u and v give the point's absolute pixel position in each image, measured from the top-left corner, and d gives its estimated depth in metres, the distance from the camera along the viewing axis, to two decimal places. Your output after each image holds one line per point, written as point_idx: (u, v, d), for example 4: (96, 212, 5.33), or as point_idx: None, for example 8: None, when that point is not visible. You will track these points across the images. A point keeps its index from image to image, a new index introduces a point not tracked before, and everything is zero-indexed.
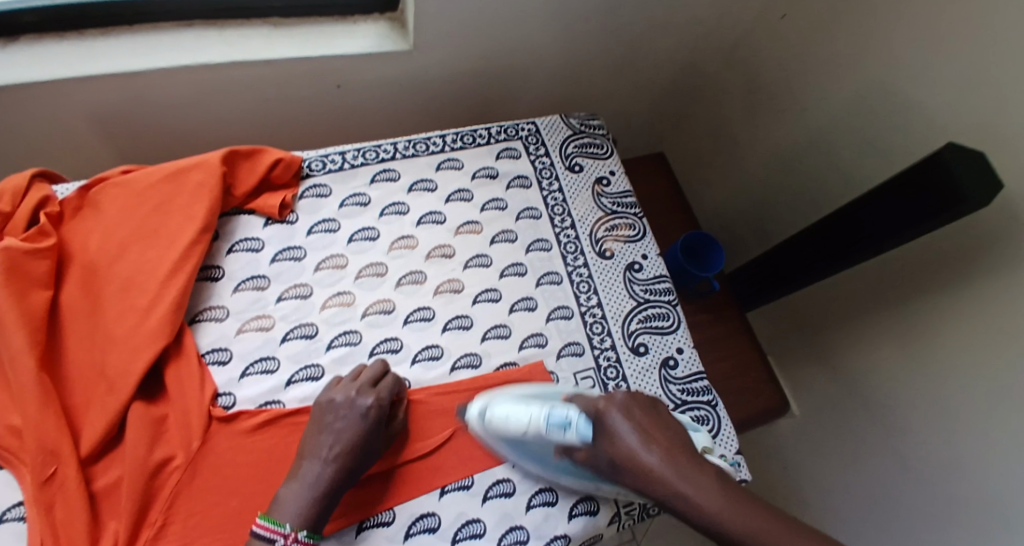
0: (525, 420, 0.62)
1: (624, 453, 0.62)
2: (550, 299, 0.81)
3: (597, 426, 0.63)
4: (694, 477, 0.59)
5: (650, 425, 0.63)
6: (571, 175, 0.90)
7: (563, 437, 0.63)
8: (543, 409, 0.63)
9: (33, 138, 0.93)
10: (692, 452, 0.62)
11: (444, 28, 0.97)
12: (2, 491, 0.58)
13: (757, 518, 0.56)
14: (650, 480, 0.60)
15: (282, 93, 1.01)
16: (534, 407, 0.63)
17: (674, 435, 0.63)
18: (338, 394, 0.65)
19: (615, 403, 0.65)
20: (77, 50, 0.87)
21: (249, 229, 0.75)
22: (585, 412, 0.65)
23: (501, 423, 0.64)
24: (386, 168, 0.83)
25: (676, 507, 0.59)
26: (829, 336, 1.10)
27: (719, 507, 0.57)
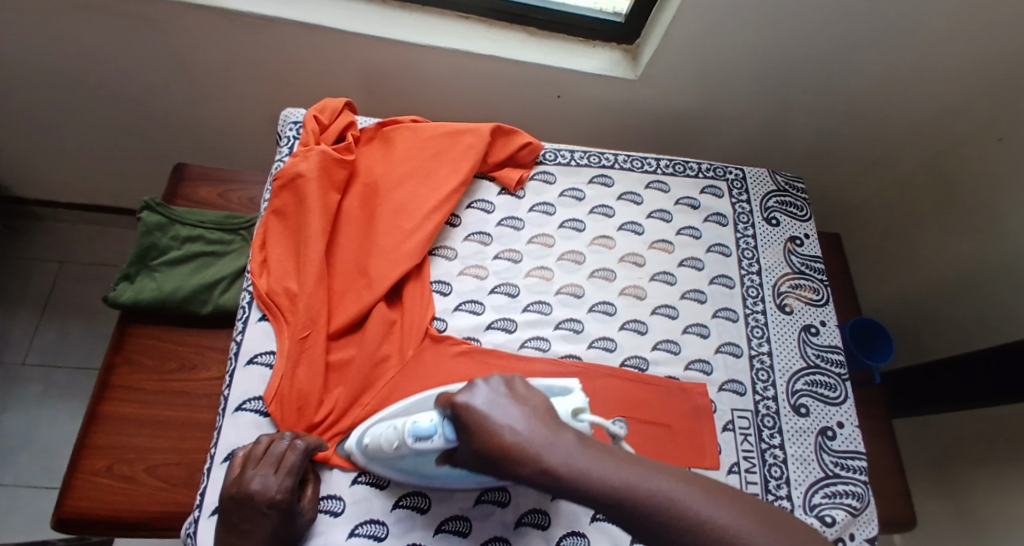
0: (392, 435, 0.60)
1: (486, 440, 0.54)
2: (723, 333, 0.85)
3: (457, 424, 0.57)
4: (563, 440, 0.53)
5: (513, 402, 0.56)
6: (767, 227, 0.94)
7: (429, 445, 0.58)
8: (407, 420, 0.60)
9: (308, 82, 1.10)
10: (557, 416, 0.57)
11: (674, 70, 1.07)
12: (260, 338, 0.68)
13: (629, 466, 0.52)
14: (514, 460, 0.53)
15: (514, 92, 1.13)
16: (399, 423, 0.60)
17: (539, 403, 0.57)
18: (236, 488, 0.58)
19: (479, 390, 0.57)
20: (374, 14, 1.03)
21: (486, 193, 0.86)
22: (446, 410, 0.58)
23: (375, 444, 0.61)
24: (603, 173, 0.92)
25: (536, 477, 0.52)
26: (976, 465, 1.06)
27: (584, 466, 0.52)
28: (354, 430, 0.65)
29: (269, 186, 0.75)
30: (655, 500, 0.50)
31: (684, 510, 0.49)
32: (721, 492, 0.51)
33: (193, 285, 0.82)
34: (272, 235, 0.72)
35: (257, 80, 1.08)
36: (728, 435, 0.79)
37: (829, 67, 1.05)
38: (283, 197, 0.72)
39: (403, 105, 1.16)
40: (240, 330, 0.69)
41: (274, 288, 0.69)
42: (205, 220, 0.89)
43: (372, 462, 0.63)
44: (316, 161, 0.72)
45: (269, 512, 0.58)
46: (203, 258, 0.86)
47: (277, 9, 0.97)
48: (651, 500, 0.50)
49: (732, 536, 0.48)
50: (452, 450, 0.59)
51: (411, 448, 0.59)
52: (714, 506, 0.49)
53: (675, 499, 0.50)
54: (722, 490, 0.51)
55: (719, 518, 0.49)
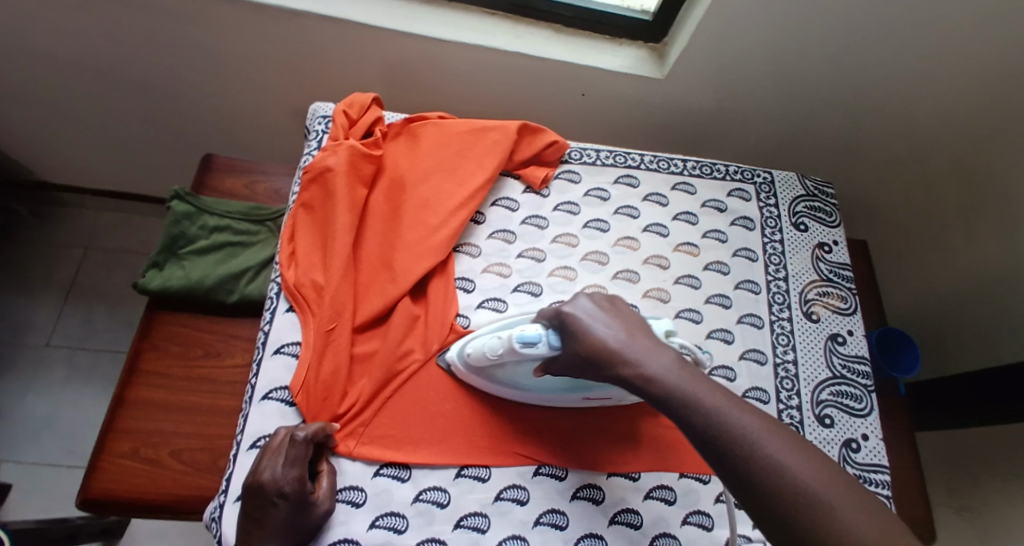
0: (497, 344, 0.63)
1: (592, 344, 0.59)
2: (747, 338, 0.84)
3: (564, 332, 0.61)
4: (660, 355, 0.59)
5: (616, 316, 0.61)
6: (795, 232, 0.92)
7: (534, 351, 0.62)
8: (512, 330, 0.63)
9: (335, 74, 1.11)
10: (654, 335, 0.61)
11: (702, 70, 1.06)
12: (286, 329, 0.69)
13: (714, 395, 0.56)
14: (616, 362, 0.58)
15: (538, 88, 1.13)
16: (505, 334, 0.64)
17: (636, 322, 0.62)
18: (248, 480, 0.59)
19: (583, 304, 0.62)
20: (402, 8, 1.04)
21: (511, 191, 0.86)
22: (552, 320, 0.62)
23: (476, 354, 0.66)
24: (629, 174, 0.91)
25: (633, 381, 0.58)
26: (999, 481, 1.04)
27: (679, 381, 0.57)
28: (455, 344, 0.69)
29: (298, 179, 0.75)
30: (744, 433, 0.53)
31: (761, 446, 0.52)
32: (792, 439, 0.54)
33: (220, 274, 0.83)
34: (300, 228, 0.72)
35: (284, 72, 1.09)
36: None
37: (861, 71, 1.03)
38: (312, 191, 0.73)
39: (427, 99, 1.17)
40: (268, 320, 0.69)
41: (301, 280, 0.70)
42: (233, 211, 0.90)
43: (473, 374, 0.68)
44: (345, 156, 0.73)
45: (279, 503, 0.58)
46: (230, 248, 0.87)
47: (307, 2, 0.98)
48: (738, 430, 0.53)
49: (800, 481, 0.50)
50: (551, 360, 0.63)
51: (515, 353, 0.62)
52: (791, 452, 0.52)
53: (758, 435, 0.53)
54: (800, 444, 0.53)
55: (793, 466, 0.51)
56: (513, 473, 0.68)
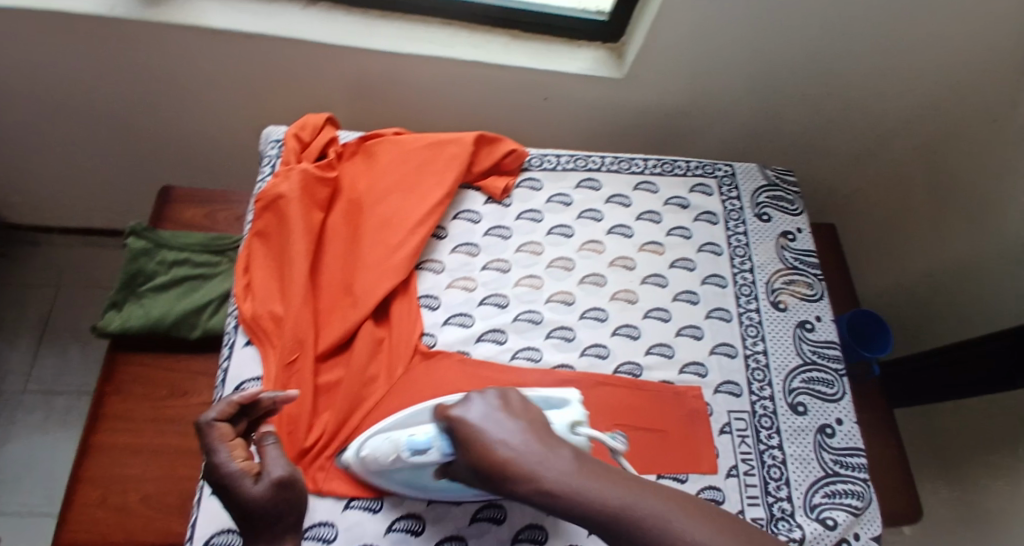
0: (389, 452, 0.60)
1: (480, 455, 0.53)
2: (717, 333, 0.84)
3: (453, 438, 0.56)
4: (555, 453, 0.51)
5: (512, 415, 0.55)
6: (759, 224, 0.93)
7: (425, 459, 0.58)
8: (404, 433, 0.60)
9: (294, 95, 1.09)
10: (554, 432, 0.55)
11: (661, 67, 1.06)
12: (247, 365, 0.67)
13: (619, 486, 0.50)
14: (506, 476, 0.51)
15: (499, 96, 1.12)
16: (397, 435, 0.60)
17: (533, 418, 0.55)
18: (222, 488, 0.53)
19: (476, 405, 0.56)
20: (356, 23, 1.02)
21: (472, 203, 0.85)
22: (443, 424, 0.57)
23: (371, 459, 0.61)
24: (591, 177, 0.91)
25: (526, 494, 0.50)
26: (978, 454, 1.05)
27: (579, 486, 0.49)
28: (355, 441, 0.64)
29: (251, 208, 0.75)
30: (662, 520, 0.47)
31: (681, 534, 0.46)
32: (712, 519, 0.48)
33: (180, 310, 0.83)
34: (257, 257, 0.72)
35: (239, 95, 1.07)
36: (726, 437, 0.78)
37: (820, 58, 1.03)
38: (265, 218, 0.72)
39: (387, 114, 1.16)
40: (227, 357, 0.68)
41: (258, 312, 0.68)
42: (191, 242, 0.90)
43: (372, 476, 0.62)
44: (298, 180, 0.72)
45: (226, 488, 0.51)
46: (190, 281, 0.87)
47: (257, 25, 0.97)
48: (660, 528, 0.46)
49: None
50: (448, 464, 0.58)
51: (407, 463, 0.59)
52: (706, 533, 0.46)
53: (672, 523, 0.47)
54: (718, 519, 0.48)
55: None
56: (488, 491, 0.67)
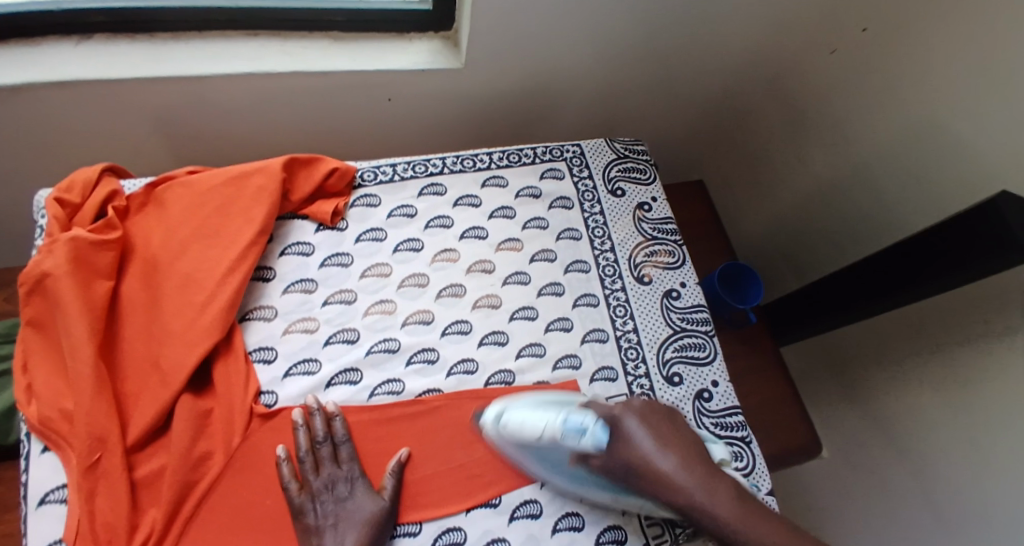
0: (541, 426, 0.64)
1: (643, 460, 0.64)
2: (586, 321, 0.81)
3: (614, 431, 0.65)
4: (715, 491, 0.62)
5: (666, 433, 0.66)
6: (613, 199, 0.90)
7: (577, 443, 0.65)
8: (558, 414, 0.65)
9: (96, 136, 0.97)
10: (710, 460, 0.66)
11: (497, 50, 1.00)
12: (47, 475, 0.61)
13: (770, 528, 0.61)
14: (665, 488, 0.63)
15: (332, 105, 1.04)
16: (548, 413, 0.65)
17: (690, 441, 0.66)
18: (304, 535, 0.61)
19: (631, 410, 0.67)
20: (147, 49, 0.92)
21: (301, 233, 0.78)
22: (601, 415, 0.66)
23: (516, 429, 0.65)
24: (433, 182, 0.85)
25: (697, 516, 0.62)
26: (873, 375, 1.06)
27: (737, 517, 0.61)
28: (493, 405, 0.68)
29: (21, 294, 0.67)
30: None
31: None
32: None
33: None
34: (38, 349, 0.65)
35: (28, 146, 0.95)
36: None
37: (654, 15, 1.01)
38: (35, 303, 0.65)
39: (213, 142, 1.05)
40: (25, 470, 0.62)
41: (46, 414, 0.62)
42: None
43: (514, 448, 0.66)
44: (65, 254, 0.65)
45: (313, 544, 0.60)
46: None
47: (30, 72, 0.86)
48: None
49: None
50: (591, 455, 0.65)
51: (560, 444, 0.65)
52: None
53: None
54: None
55: None
56: None
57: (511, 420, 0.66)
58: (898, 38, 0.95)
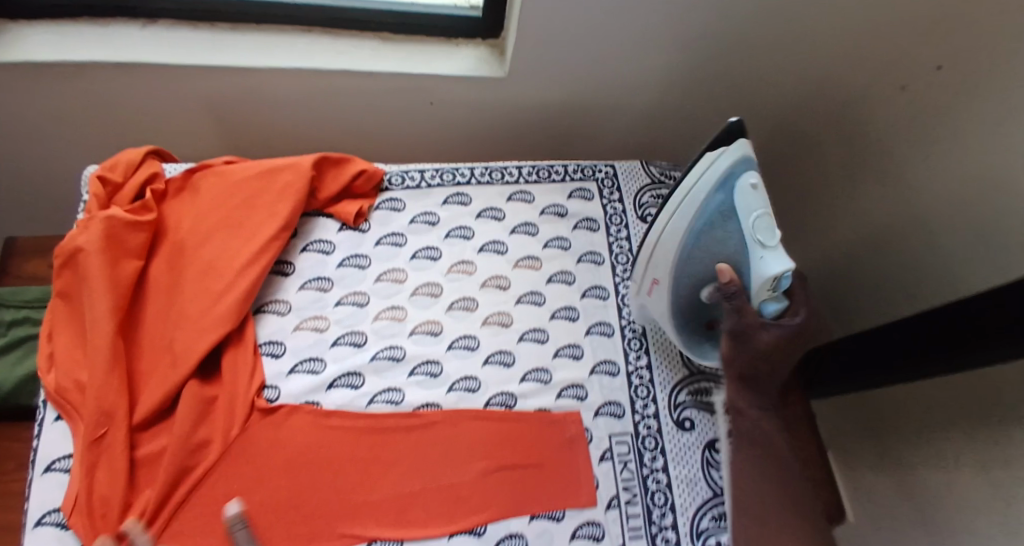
0: (767, 230, 0.64)
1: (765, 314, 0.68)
2: (598, 351, 0.78)
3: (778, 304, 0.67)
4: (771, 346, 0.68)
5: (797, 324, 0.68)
6: (642, 226, 0.87)
7: (768, 272, 0.64)
8: (777, 248, 0.65)
9: (156, 120, 1.02)
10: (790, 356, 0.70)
11: (542, 62, 0.99)
12: (55, 444, 0.64)
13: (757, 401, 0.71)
14: (765, 325, 0.67)
15: (377, 105, 1.05)
16: (770, 229, 0.64)
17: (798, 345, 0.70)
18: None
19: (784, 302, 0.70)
20: (205, 38, 0.95)
21: (323, 232, 0.79)
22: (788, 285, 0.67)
23: (743, 198, 0.63)
24: (459, 191, 0.85)
25: (757, 333, 0.67)
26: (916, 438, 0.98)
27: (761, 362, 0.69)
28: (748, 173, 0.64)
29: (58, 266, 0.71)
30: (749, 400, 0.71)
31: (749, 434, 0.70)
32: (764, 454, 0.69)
33: (21, 375, 0.79)
34: (66, 321, 0.68)
35: (94, 126, 1.00)
36: (606, 465, 0.72)
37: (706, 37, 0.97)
38: (66, 276, 0.68)
39: (264, 133, 1.07)
40: (36, 436, 0.65)
41: (62, 383, 0.65)
42: (31, 298, 0.85)
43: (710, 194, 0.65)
44: (99, 231, 0.67)
45: None
46: (31, 341, 0.83)
47: (92, 52, 0.90)
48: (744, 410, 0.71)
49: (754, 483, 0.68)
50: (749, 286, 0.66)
51: (762, 253, 0.64)
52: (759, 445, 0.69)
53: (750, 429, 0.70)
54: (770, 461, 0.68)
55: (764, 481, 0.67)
56: None
57: (747, 198, 0.63)
58: (975, 81, 0.88)
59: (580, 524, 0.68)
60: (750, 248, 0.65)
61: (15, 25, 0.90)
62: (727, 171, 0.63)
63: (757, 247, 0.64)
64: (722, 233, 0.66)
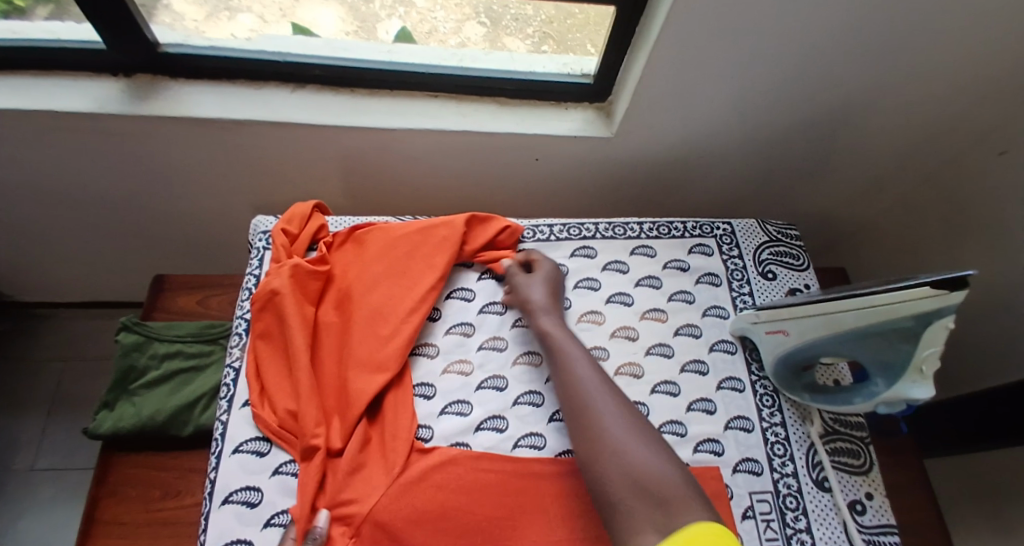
0: (919, 373, 0.67)
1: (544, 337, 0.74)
2: (730, 405, 0.80)
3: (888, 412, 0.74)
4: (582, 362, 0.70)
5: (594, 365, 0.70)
6: (763, 281, 0.90)
7: (890, 397, 0.70)
8: (919, 389, 0.68)
9: (278, 170, 1.05)
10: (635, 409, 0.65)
11: (659, 129, 1.01)
12: (233, 476, 0.68)
13: (618, 406, 0.64)
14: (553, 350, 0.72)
15: (494, 163, 1.08)
16: (924, 372, 0.67)
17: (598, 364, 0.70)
18: None
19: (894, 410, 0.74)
20: (348, 103, 0.99)
21: (465, 280, 0.84)
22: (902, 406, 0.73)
23: (927, 336, 0.65)
24: (585, 245, 0.89)
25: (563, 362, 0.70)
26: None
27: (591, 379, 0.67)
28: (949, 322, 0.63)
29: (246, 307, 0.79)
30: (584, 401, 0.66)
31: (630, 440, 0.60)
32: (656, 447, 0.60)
33: (172, 408, 0.83)
34: (258, 356, 0.74)
35: (225, 174, 1.04)
36: (750, 523, 0.72)
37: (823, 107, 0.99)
38: (263, 318, 0.75)
39: (373, 181, 1.10)
40: (214, 468, 0.68)
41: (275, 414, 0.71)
42: (184, 332, 0.91)
43: (897, 318, 0.65)
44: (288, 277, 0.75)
45: None
46: (182, 374, 0.88)
47: (240, 109, 0.94)
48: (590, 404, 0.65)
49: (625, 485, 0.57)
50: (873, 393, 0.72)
51: (901, 384, 0.69)
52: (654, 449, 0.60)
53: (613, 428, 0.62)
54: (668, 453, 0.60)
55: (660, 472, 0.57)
56: None
57: (936, 334, 0.64)
58: None
59: None
60: (906, 370, 0.68)
61: (178, 84, 0.94)
62: (932, 309, 0.63)
63: (912, 374, 0.68)
64: (891, 343, 0.68)
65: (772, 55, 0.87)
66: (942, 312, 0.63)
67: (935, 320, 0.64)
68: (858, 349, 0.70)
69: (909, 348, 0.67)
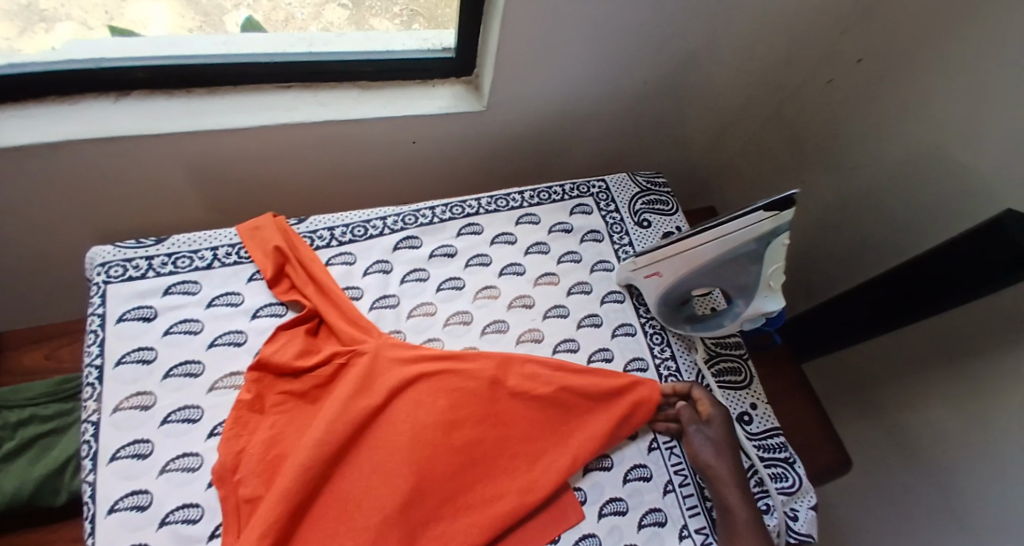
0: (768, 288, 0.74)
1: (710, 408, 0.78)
2: (626, 351, 0.84)
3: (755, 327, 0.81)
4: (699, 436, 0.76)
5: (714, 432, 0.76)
6: (641, 230, 0.94)
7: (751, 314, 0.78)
8: (772, 303, 0.76)
9: (125, 191, 0.95)
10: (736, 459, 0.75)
11: (524, 97, 1.01)
12: (115, 538, 0.64)
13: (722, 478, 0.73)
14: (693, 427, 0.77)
15: (365, 151, 1.04)
16: (773, 287, 0.74)
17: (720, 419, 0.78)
18: None
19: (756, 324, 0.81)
20: (189, 106, 0.91)
21: (351, 278, 0.82)
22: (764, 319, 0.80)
23: (770, 254, 0.72)
24: (470, 222, 0.89)
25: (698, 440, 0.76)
26: (900, 391, 1.07)
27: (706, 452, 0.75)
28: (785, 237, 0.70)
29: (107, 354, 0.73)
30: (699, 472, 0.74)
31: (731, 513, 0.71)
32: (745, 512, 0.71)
33: (38, 476, 0.76)
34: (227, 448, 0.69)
35: (61, 206, 0.93)
36: (655, 454, 0.77)
37: (671, 58, 1.03)
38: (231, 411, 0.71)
39: (239, 189, 1.03)
40: (90, 534, 0.64)
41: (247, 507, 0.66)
42: (34, 394, 0.83)
43: (744, 242, 0.72)
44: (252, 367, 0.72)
45: None
46: (43, 440, 0.81)
47: (63, 129, 0.84)
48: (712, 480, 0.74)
49: None
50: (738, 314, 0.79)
51: (756, 301, 0.76)
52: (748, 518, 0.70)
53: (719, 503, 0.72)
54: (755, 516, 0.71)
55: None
56: None
57: (775, 252, 0.72)
58: (897, 71, 0.98)
59: (644, 513, 0.73)
60: (759, 288, 0.75)
61: None
62: (770, 230, 0.69)
63: (764, 290, 0.75)
64: (743, 267, 0.74)
65: (616, 6, 0.89)
66: (777, 232, 0.70)
67: (773, 240, 0.71)
68: (716, 280, 0.77)
69: (757, 268, 0.73)
